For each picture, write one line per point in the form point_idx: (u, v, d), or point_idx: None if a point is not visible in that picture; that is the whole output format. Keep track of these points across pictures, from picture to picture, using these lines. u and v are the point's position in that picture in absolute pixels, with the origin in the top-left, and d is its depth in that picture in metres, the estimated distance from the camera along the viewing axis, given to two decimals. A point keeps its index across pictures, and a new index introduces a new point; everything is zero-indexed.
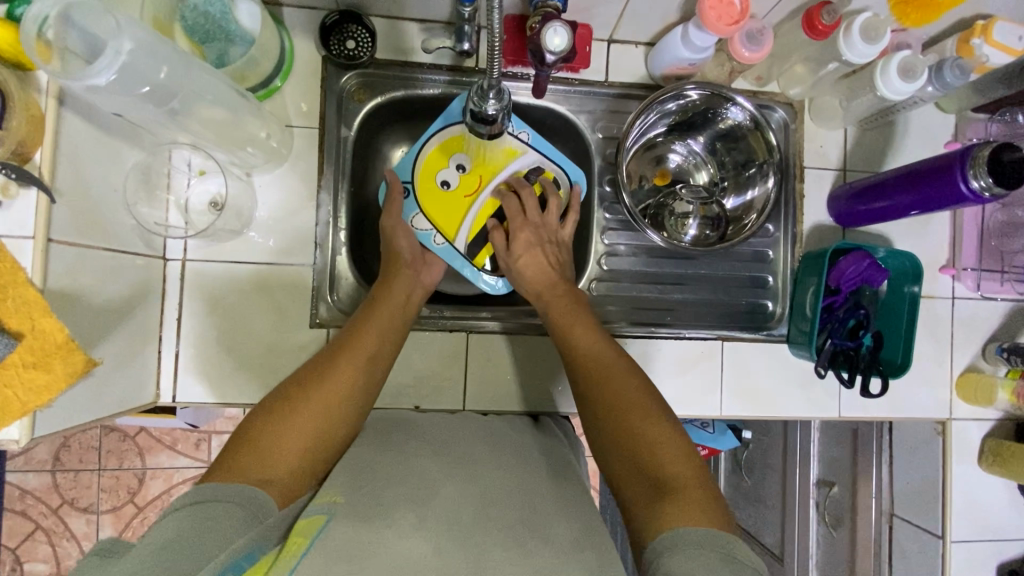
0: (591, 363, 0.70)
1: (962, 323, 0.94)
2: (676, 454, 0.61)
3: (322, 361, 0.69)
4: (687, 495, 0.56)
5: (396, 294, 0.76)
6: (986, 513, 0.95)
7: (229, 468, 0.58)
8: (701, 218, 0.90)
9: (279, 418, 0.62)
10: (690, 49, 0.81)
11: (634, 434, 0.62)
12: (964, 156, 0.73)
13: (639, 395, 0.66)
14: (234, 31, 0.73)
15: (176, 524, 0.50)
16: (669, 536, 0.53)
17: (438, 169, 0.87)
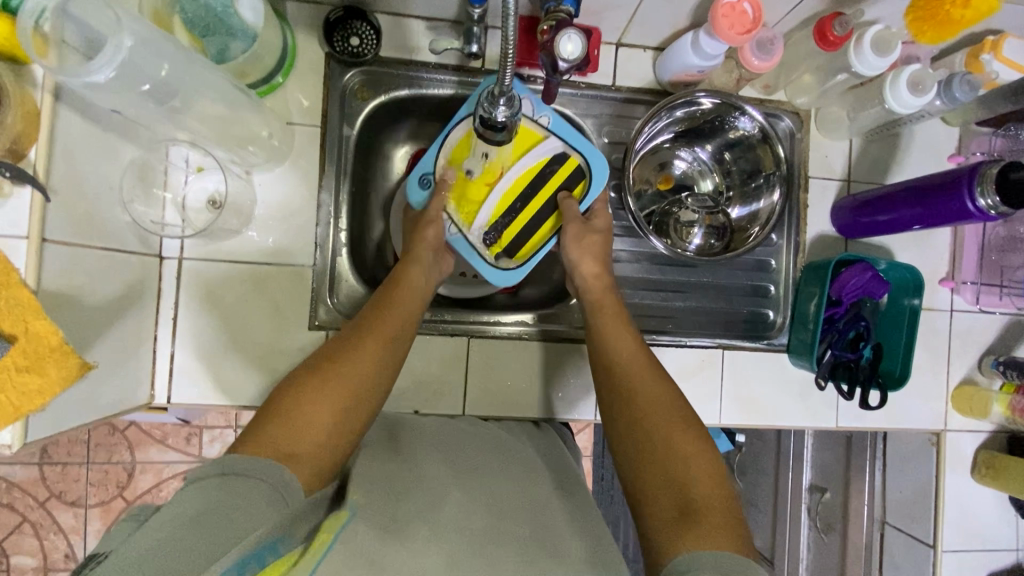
0: (628, 369, 0.71)
1: (960, 335, 0.95)
2: (704, 473, 0.61)
3: (348, 339, 0.66)
4: (711, 517, 0.57)
5: (414, 282, 0.75)
6: (976, 523, 0.96)
7: (255, 442, 0.56)
8: (706, 226, 0.89)
9: (303, 394, 0.60)
10: (700, 56, 0.80)
11: (662, 448, 0.63)
12: (972, 172, 0.73)
13: (668, 410, 0.66)
14: (235, 26, 0.72)
15: (203, 496, 0.48)
16: (686, 558, 0.53)
17: (460, 158, 0.82)
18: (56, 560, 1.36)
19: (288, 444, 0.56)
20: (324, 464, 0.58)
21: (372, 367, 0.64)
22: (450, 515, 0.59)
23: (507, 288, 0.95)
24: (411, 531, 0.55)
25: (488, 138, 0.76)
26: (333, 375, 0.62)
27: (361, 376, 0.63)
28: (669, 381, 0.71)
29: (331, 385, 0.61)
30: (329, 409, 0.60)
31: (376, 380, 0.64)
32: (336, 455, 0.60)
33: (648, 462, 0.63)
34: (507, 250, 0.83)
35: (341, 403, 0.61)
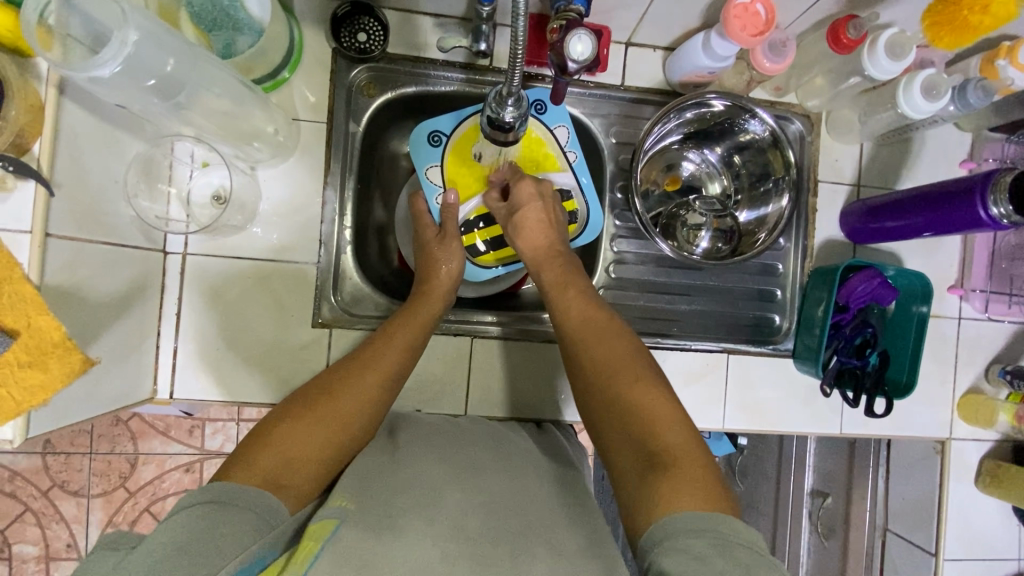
0: (584, 333, 0.70)
1: (967, 344, 0.94)
2: (668, 422, 0.60)
3: (350, 368, 0.68)
4: (682, 469, 0.56)
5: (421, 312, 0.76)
6: (979, 532, 0.96)
7: (245, 467, 0.56)
8: (713, 230, 0.88)
9: (302, 422, 0.61)
10: (711, 57, 0.79)
11: (626, 403, 0.62)
12: (986, 180, 0.72)
13: (630, 359, 0.66)
14: (243, 20, 0.72)
15: (187, 522, 0.49)
16: (662, 522, 0.52)
17: (476, 140, 0.87)
18: (59, 550, 1.37)
19: (278, 470, 0.57)
20: (308, 488, 0.59)
21: (368, 394, 0.66)
22: (448, 514, 0.58)
23: (513, 287, 0.95)
24: (404, 529, 0.55)
25: (493, 138, 0.77)
26: (332, 405, 0.64)
27: (355, 401, 0.65)
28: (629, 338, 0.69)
29: (325, 415, 0.62)
30: (319, 438, 0.61)
31: (372, 405, 0.66)
32: (319, 482, 0.61)
33: (616, 420, 0.63)
34: (473, 242, 0.90)
35: (332, 430, 0.62)
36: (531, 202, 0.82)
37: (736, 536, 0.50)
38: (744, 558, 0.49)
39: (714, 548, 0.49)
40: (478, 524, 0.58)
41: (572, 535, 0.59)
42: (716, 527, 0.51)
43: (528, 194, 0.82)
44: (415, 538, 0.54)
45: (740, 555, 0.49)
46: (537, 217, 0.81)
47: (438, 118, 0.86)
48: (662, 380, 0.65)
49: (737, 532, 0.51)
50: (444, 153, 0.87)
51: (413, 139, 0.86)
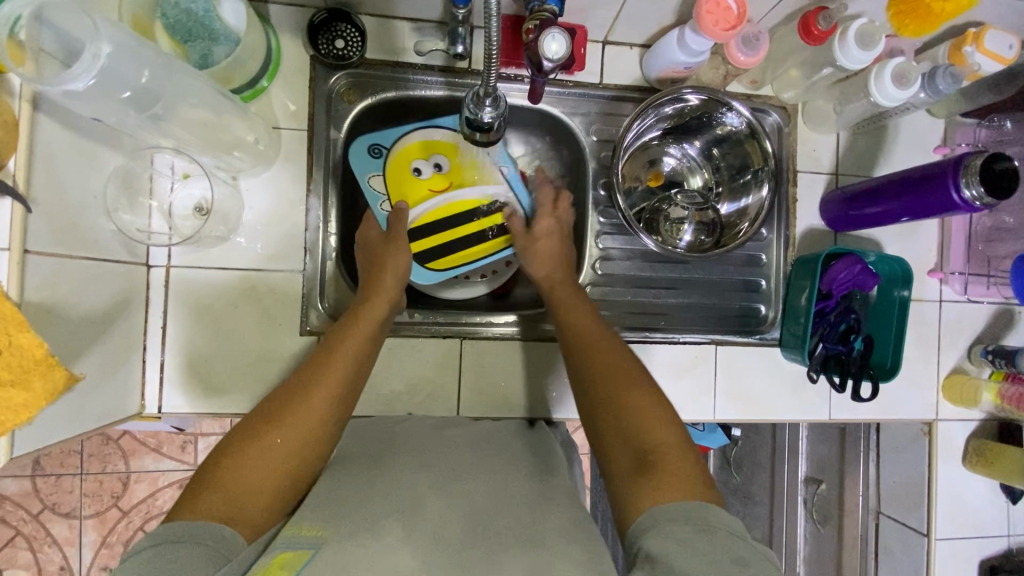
0: (585, 342, 0.71)
1: (949, 326, 0.96)
2: (660, 421, 0.61)
3: (292, 390, 0.66)
4: (670, 466, 0.57)
5: (365, 323, 0.73)
6: (968, 511, 0.98)
7: (196, 502, 0.55)
8: (696, 223, 0.90)
9: (244, 453, 0.59)
10: (686, 53, 0.80)
11: (622, 405, 0.63)
12: (957, 163, 0.73)
13: (628, 364, 0.68)
14: (218, 30, 0.71)
15: (139, 565, 0.48)
16: (648, 514, 0.54)
17: (413, 156, 0.90)
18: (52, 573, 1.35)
19: (228, 504, 0.56)
20: (269, 512, 0.59)
21: (311, 416, 0.63)
22: (437, 517, 0.58)
23: (498, 289, 0.96)
24: (394, 533, 0.55)
25: (470, 138, 0.77)
26: (272, 431, 0.61)
27: (304, 415, 0.63)
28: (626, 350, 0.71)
29: (265, 444, 0.60)
30: (270, 460, 0.60)
31: (317, 421, 0.64)
32: (281, 504, 0.60)
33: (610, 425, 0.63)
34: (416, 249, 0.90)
35: (276, 455, 0.60)
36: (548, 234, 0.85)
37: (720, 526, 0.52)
38: (727, 542, 0.50)
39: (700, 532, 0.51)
40: (470, 523, 0.58)
41: (565, 528, 0.59)
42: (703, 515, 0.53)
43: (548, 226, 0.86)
44: (406, 542, 0.54)
45: (723, 541, 0.50)
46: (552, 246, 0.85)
47: (375, 135, 0.89)
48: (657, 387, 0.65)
49: (721, 519, 0.53)
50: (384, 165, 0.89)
51: (354, 153, 0.88)
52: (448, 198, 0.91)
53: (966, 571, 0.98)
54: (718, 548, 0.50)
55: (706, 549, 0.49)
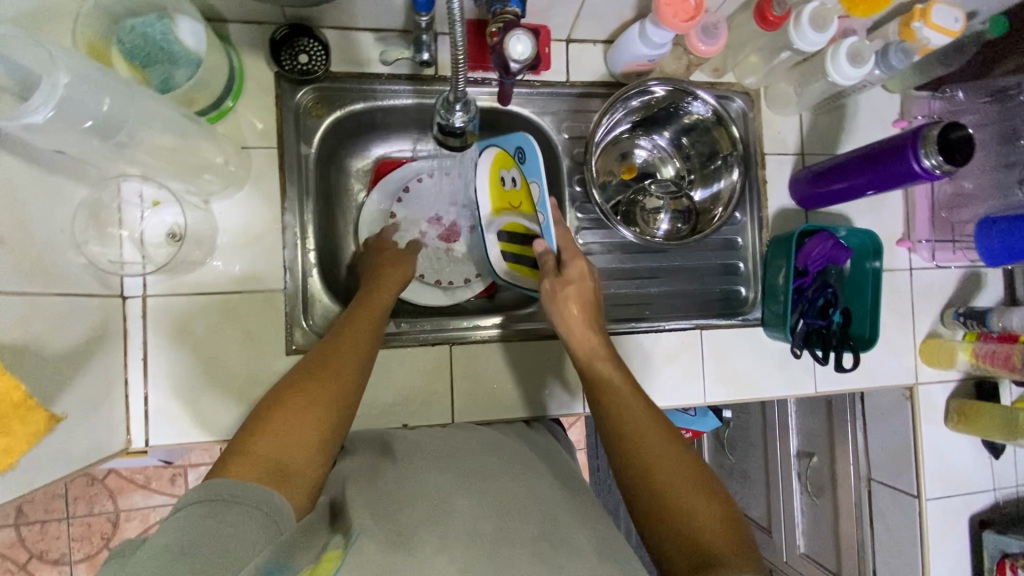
0: (632, 429, 0.64)
1: (921, 292, 0.99)
2: (721, 524, 0.56)
3: (322, 353, 0.62)
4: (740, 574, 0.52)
5: (381, 300, 0.73)
6: (954, 469, 1.01)
7: (246, 460, 0.52)
8: (672, 212, 0.91)
9: (288, 412, 0.56)
10: (648, 46, 0.81)
11: (682, 508, 0.57)
12: (915, 136, 0.75)
13: (682, 456, 0.61)
14: (178, 53, 0.70)
15: (189, 527, 0.45)
16: None
17: (501, 165, 0.79)
18: None
19: (275, 462, 0.53)
20: (318, 480, 0.56)
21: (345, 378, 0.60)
22: None
23: (481, 293, 0.96)
24: None
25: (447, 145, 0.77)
26: (313, 391, 0.58)
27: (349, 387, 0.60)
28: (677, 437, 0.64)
29: (308, 402, 0.57)
30: (320, 423, 0.57)
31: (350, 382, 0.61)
32: (325, 474, 0.57)
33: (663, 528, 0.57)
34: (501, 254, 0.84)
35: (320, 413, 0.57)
36: (576, 287, 0.74)
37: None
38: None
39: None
40: None
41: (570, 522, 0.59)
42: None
43: (576, 278, 0.75)
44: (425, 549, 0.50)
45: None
46: (580, 299, 0.74)
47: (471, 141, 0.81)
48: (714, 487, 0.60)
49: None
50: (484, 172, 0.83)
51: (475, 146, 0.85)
52: (518, 221, 0.80)
53: (958, 527, 1.01)
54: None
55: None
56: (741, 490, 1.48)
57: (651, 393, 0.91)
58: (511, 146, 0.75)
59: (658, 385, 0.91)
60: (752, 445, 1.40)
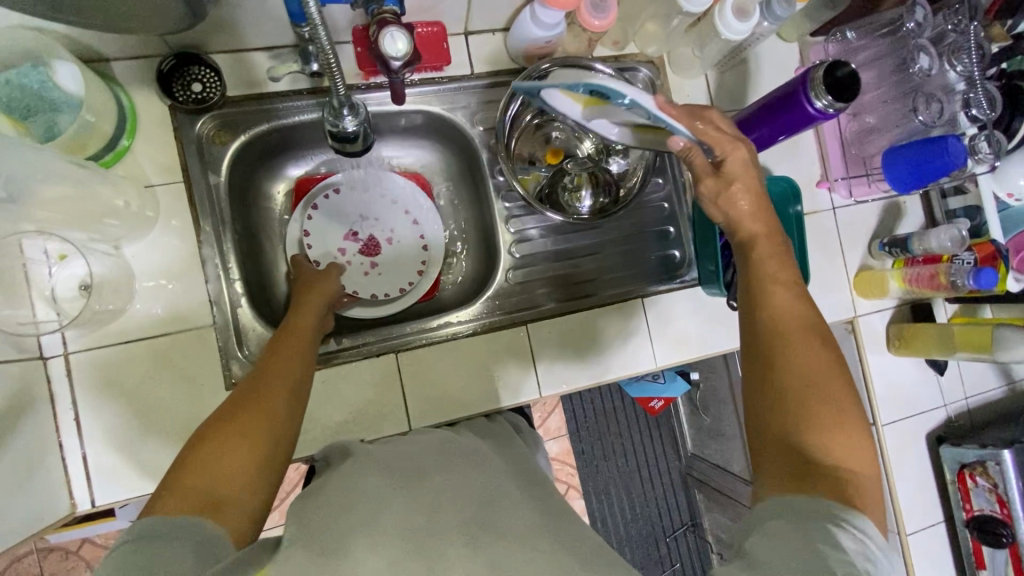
0: (784, 330, 0.60)
1: (846, 228, 1.03)
2: (843, 435, 0.55)
3: (252, 383, 0.60)
4: (842, 484, 0.53)
5: (302, 327, 0.72)
6: (904, 392, 1.05)
7: (176, 494, 0.49)
8: (592, 187, 0.94)
9: (220, 441, 0.53)
10: (541, 27, 0.82)
11: (803, 404, 0.56)
12: (804, 79, 0.77)
13: (827, 364, 0.58)
14: (58, 98, 0.68)
15: (119, 562, 0.43)
16: (774, 504, 0.53)
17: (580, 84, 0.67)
18: None
19: (208, 492, 0.50)
20: (257, 509, 0.52)
21: (280, 403, 0.58)
22: None
23: (427, 294, 0.97)
24: None
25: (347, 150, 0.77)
26: (246, 418, 0.55)
27: (282, 414, 0.58)
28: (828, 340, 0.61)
29: (242, 428, 0.54)
30: (256, 448, 0.54)
31: (285, 408, 0.59)
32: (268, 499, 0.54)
33: (779, 406, 0.57)
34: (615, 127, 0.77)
35: (258, 438, 0.55)
36: (741, 180, 0.68)
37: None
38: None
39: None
40: None
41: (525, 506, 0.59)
42: (858, 527, 0.49)
43: (738, 171, 0.69)
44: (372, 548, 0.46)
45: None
46: (749, 193, 0.68)
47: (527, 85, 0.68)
48: (853, 400, 0.57)
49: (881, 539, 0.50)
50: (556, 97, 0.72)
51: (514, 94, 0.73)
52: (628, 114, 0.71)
53: (916, 447, 1.06)
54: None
55: (818, 564, 0.46)
56: (720, 448, 1.53)
57: (603, 366, 0.91)
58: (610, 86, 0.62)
59: (608, 356, 0.92)
60: (723, 402, 1.45)
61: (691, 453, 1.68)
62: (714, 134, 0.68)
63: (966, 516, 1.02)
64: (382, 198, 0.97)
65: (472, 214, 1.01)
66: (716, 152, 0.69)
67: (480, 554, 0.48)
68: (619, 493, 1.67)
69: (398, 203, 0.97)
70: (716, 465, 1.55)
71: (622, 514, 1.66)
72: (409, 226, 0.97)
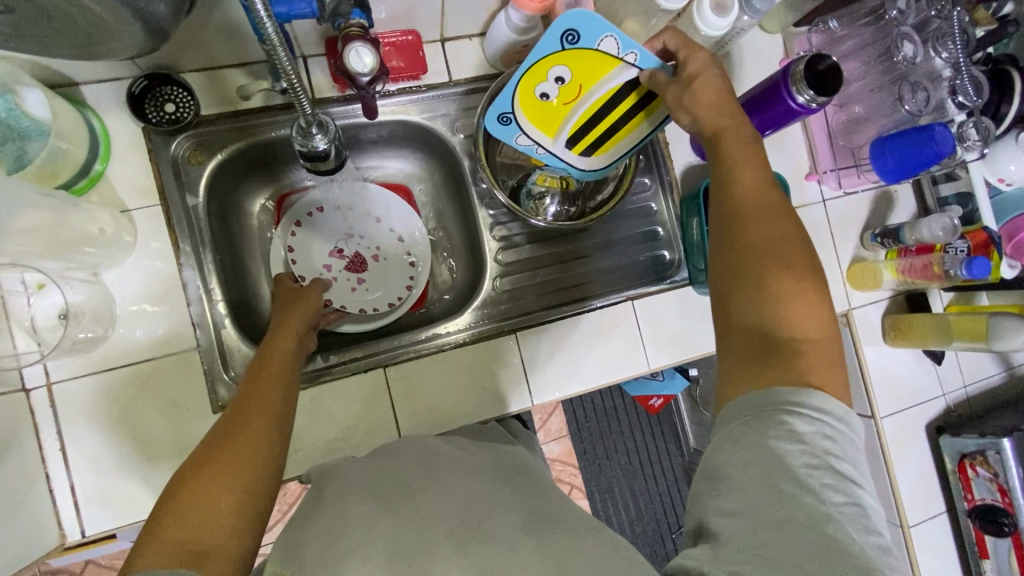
0: (746, 212, 0.58)
1: (837, 221, 1.01)
2: (809, 311, 0.54)
3: (232, 420, 0.59)
4: (806, 360, 0.52)
5: (280, 352, 0.71)
6: (903, 383, 1.04)
7: (156, 547, 0.46)
8: (558, 195, 0.93)
9: (203, 485, 0.51)
10: (518, 32, 0.81)
11: (768, 289, 0.55)
12: (784, 75, 0.76)
13: (791, 242, 0.56)
14: (27, 127, 0.66)
15: None
16: (736, 405, 0.53)
17: (537, 81, 0.72)
18: None
19: (192, 539, 0.47)
20: (245, 552, 0.50)
21: (263, 438, 0.58)
22: None
23: (415, 306, 0.96)
24: None
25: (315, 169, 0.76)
26: (230, 457, 0.54)
27: (264, 448, 0.57)
28: (793, 214, 0.58)
29: (224, 468, 0.53)
30: (240, 486, 0.52)
31: (270, 442, 0.58)
32: (255, 541, 0.52)
33: (737, 283, 0.56)
34: (585, 155, 0.81)
35: (241, 476, 0.53)
36: (700, 78, 0.64)
37: (852, 491, 0.47)
38: (815, 510, 0.45)
39: (811, 470, 0.47)
40: None
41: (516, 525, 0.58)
42: (813, 405, 0.50)
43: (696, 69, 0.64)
44: None
45: (810, 498, 0.46)
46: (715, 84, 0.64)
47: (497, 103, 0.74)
48: (817, 270, 0.56)
49: (840, 411, 0.50)
50: (521, 124, 0.77)
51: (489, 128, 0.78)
52: (589, 104, 0.74)
53: (916, 437, 1.05)
54: (818, 551, 0.43)
55: (779, 467, 0.47)
56: None
57: (595, 371, 0.90)
58: (553, 45, 0.68)
59: (600, 360, 0.91)
60: None
61: (693, 449, 1.67)
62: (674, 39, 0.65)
63: (968, 505, 1.01)
64: (364, 216, 0.96)
65: (456, 219, 1.00)
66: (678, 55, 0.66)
67: (472, 562, 0.48)
68: (623, 492, 1.66)
69: (381, 220, 0.96)
70: None
71: (627, 512, 1.66)
72: (393, 241, 0.96)
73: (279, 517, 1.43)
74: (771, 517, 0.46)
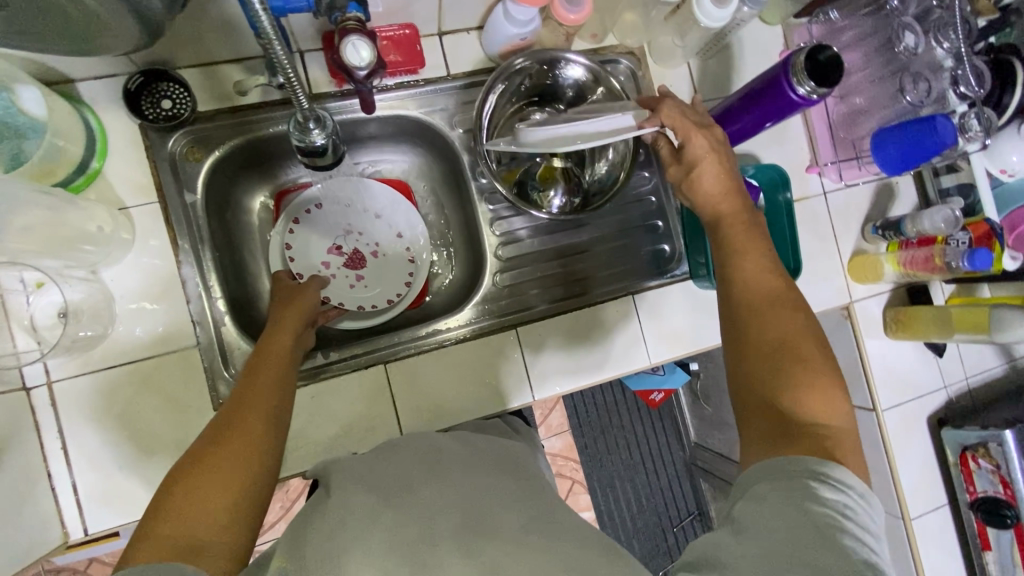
0: (759, 305, 0.63)
1: (838, 213, 1.01)
2: (831, 400, 0.57)
3: (228, 415, 0.59)
4: (830, 442, 0.55)
5: (278, 349, 0.71)
6: (904, 376, 1.04)
7: (151, 543, 0.46)
8: (564, 190, 0.94)
9: (198, 480, 0.51)
10: (516, 25, 0.80)
11: (788, 379, 0.58)
12: (785, 66, 0.75)
13: (806, 335, 0.61)
14: (22, 124, 0.65)
15: None
16: (754, 472, 0.54)
17: None
18: None
19: (188, 535, 0.48)
20: (240, 545, 0.50)
21: (258, 433, 0.57)
22: None
23: (415, 301, 0.95)
24: None
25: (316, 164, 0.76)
26: (225, 452, 0.54)
27: (261, 443, 0.57)
28: (802, 307, 0.63)
29: (219, 463, 0.53)
30: (236, 482, 0.52)
31: (266, 436, 0.58)
32: (252, 535, 0.52)
33: (757, 372, 0.60)
34: None
35: (236, 471, 0.53)
36: (702, 162, 0.72)
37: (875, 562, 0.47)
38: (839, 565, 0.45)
39: (838, 530, 0.47)
40: None
41: None
42: (835, 476, 0.51)
43: (698, 154, 0.72)
44: None
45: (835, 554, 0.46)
46: (716, 172, 0.72)
47: None
48: (831, 362, 0.60)
49: (861, 487, 0.52)
50: None
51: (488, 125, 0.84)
52: None
53: (917, 430, 1.05)
54: None
55: (806, 523, 0.47)
56: (722, 437, 1.51)
57: (596, 366, 0.90)
58: None
59: (600, 354, 0.90)
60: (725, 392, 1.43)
61: (694, 443, 1.67)
62: (677, 122, 0.73)
63: (970, 498, 1.01)
64: (363, 212, 0.96)
65: (456, 215, 0.99)
66: (681, 139, 0.73)
67: (473, 555, 0.48)
68: (624, 487, 1.66)
69: (381, 217, 0.96)
70: (720, 455, 1.54)
71: (628, 506, 1.66)
72: (393, 238, 0.96)
73: (281, 513, 1.44)
74: (790, 556, 0.46)
